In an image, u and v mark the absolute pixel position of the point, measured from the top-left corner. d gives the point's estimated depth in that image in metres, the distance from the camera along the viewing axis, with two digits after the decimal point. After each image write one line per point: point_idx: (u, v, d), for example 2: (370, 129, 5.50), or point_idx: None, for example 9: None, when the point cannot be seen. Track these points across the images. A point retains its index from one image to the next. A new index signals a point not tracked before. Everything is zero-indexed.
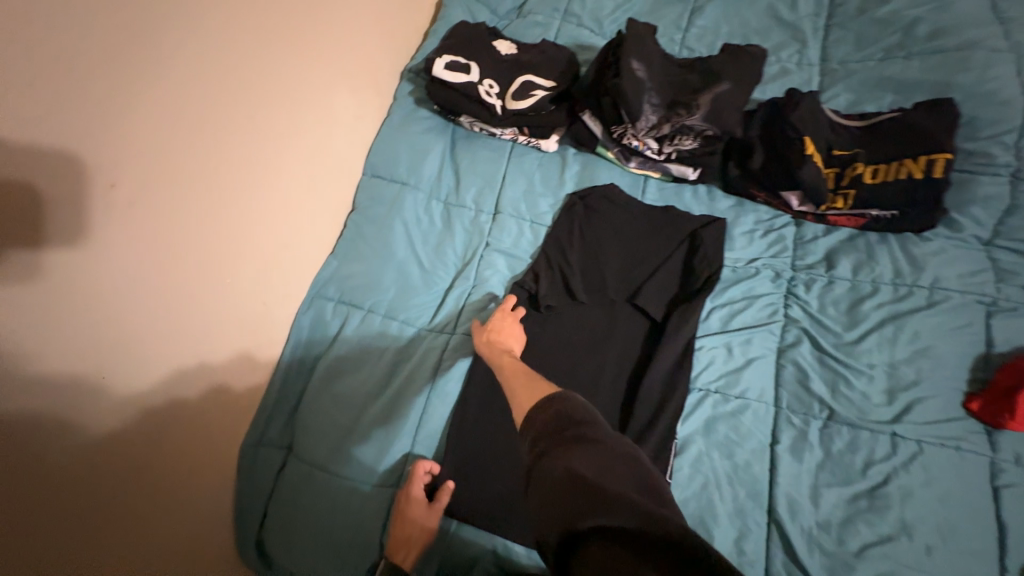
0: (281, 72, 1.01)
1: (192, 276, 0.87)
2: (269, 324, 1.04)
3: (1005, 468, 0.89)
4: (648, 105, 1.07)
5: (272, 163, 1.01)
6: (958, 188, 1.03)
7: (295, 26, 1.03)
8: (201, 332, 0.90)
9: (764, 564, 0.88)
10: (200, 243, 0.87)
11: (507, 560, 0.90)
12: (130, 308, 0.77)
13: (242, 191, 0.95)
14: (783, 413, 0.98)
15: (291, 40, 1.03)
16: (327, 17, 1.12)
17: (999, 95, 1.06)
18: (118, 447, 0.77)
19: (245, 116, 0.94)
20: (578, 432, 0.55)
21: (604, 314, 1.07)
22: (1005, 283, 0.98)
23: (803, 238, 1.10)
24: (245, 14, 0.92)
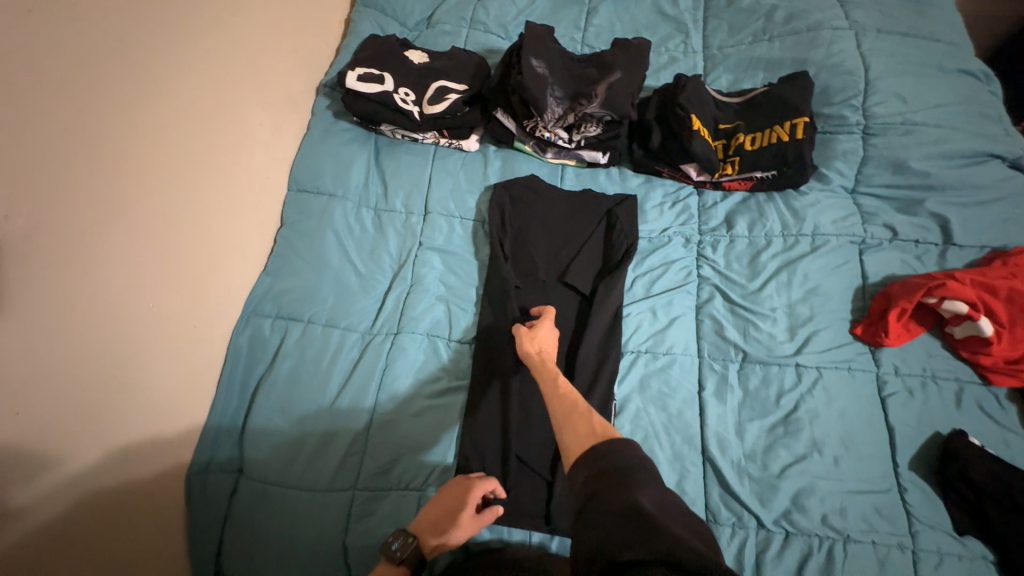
0: (190, 92, 1.00)
1: (113, 306, 0.84)
2: (203, 348, 1.02)
3: (888, 379, 1.03)
4: (552, 98, 1.16)
5: (191, 185, 1.00)
6: (822, 147, 1.19)
7: (201, 46, 1.02)
8: (128, 365, 0.87)
9: (704, 499, 0.96)
10: (114, 270, 0.84)
11: (470, 541, 0.93)
12: (46, 345, 0.74)
13: (161, 216, 0.93)
14: (706, 362, 1.08)
15: (197, 60, 1.02)
16: (235, 36, 1.11)
17: (843, 66, 1.24)
18: (42, 495, 0.73)
19: (155, 140, 0.92)
20: (633, 479, 0.57)
21: (537, 295, 1.13)
22: (869, 223, 1.14)
23: (705, 205, 1.22)
24: (145, 35, 0.91)
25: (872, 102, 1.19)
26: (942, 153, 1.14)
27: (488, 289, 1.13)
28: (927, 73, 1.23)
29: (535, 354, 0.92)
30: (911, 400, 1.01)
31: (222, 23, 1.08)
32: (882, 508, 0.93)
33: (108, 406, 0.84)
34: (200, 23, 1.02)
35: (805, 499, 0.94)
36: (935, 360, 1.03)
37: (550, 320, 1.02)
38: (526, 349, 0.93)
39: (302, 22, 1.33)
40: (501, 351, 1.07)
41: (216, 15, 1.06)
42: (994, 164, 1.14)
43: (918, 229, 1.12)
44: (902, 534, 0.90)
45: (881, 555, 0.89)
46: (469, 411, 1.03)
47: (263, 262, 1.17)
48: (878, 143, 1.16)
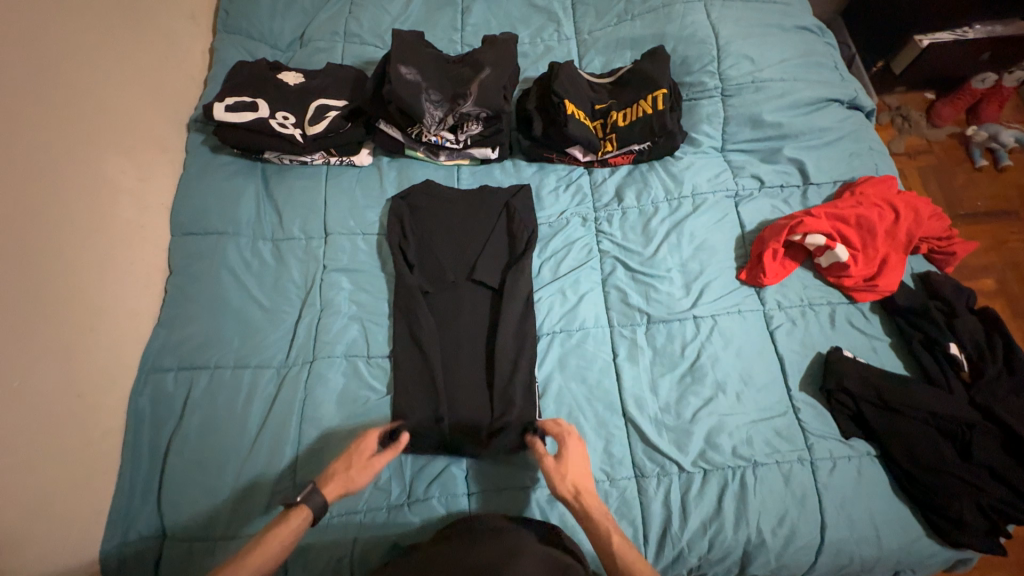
0: (30, 149, 0.91)
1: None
2: (98, 416, 0.96)
3: (774, 314, 1.13)
4: (429, 103, 1.18)
5: (52, 248, 0.92)
6: (689, 113, 1.28)
7: (41, 97, 0.94)
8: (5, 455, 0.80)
9: (629, 457, 1.03)
10: None
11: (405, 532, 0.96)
12: None
13: (21, 287, 0.86)
14: (616, 330, 1.14)
15: (39, 112, 0.94)
16: (84, 82, 1.04)
17: (696, 36, 1.33)
18: None
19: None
20: None
21: (449, 297, 1.15)
22: (739, 176, 1.24)
23: (596, 182, 1.28)
24: None
25: (726, 65, 1.29)
26: (790, 103, 1.26)
27: (399, 300, 1.15)
28: (771, 33, 1.35)
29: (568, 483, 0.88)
30: (794, 329, 1.12)
31: (57, 69, 0.99)
32: (782, 430, 1.02)
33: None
34: (27, 71, 0.93)
35: (717, 437, 1.02)
36: (810, 289, 1.15)
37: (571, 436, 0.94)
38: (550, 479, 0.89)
39: (157, 55, 1.24)
40: (421, 360, 1.09)
41: (47, 61, 0.97)
42: (834, 107, 1.28)
43: (781, 175, 1.24)
44: (801, 449, 1.01)
45: (785, 471, 0.99)
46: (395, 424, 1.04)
47: (155, 314, 1.11)
48: (736, 103, 1.27)
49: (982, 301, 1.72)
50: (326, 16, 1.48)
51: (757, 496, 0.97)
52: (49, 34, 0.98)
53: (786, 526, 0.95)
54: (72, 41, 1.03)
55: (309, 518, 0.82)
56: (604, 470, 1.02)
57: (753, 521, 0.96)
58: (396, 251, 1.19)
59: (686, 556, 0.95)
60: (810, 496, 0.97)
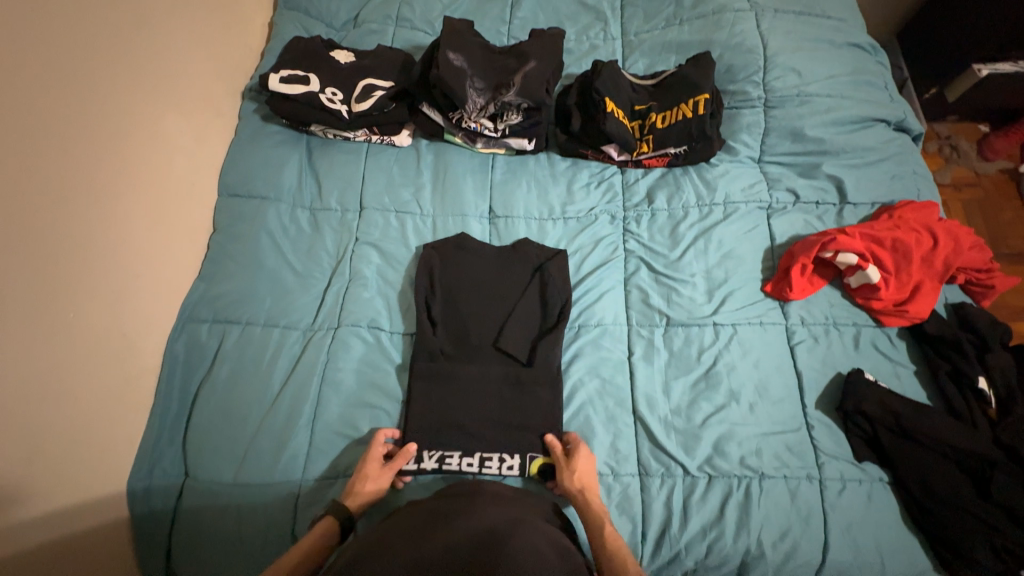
0: (106, 102, 0.99)
1: (30, 328, 0.82)
2: (138, 356, 1.03)
3: (796, 329, 1.12)
4: (472, 90, 1.21)
5: (111, 197, 0.99)
6: (729, 121, 1.28)
7: (119, 57, 1.02)
8: (49, 381, 0.85)
9: (635, 455, 1.04)
10: (40, 283, 0.84)
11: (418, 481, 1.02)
12: None
13: (76, 230, 0.92)
14: (634, 329, 1.15)
15: (116, 69, 1.01)
16: (157, 46, 1.12)
17: (744, 45, 1.32)
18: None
19: (65, 151, 0.90)
20: None
21: (471, 365, 1.10)
22: (774, 189, 1.23)
23: (628, 182, 1.29)
24: (62, 47, 0.91)
25: (772, 76, 1.28)
26: (834, 120, 1.24)
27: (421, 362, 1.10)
28: (821, 48, 1.33)
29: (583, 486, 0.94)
30: (816, 346, 1.10)
31: (136, 31, 1.07)
32: (792, 445, 1.02)
33: (26, 427, 0.81)
34: (109, 31, 1.00)
35: (725, 444, 1.02)
36: (836, 308, 1.13)
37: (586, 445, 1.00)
38: (568, 484, 0.94)
39: (219, 25, 1.31)
40: (440, 434, 1.04)
41: (128, 23, 1.05)
42: (879, 128, 1.25)
43: (818, 191, 1.22)
44: (810, 466, 1.00)
45: (792, 487, 0.98)
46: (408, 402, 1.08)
47: (197, 268, 1.18)
48: (778, 115, 1.26)
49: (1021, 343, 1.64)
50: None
51: (760, 508, 0.97)
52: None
53: (788, 541, 0.95)
54: (145, 5, 1.09)
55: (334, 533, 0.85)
56: (609, 464, 1.03)
57: (753, 531, 0.95)
58: (420, 307, 1.15)
59: (682, 557, 0.96)
60: (815, 514, 0.96)
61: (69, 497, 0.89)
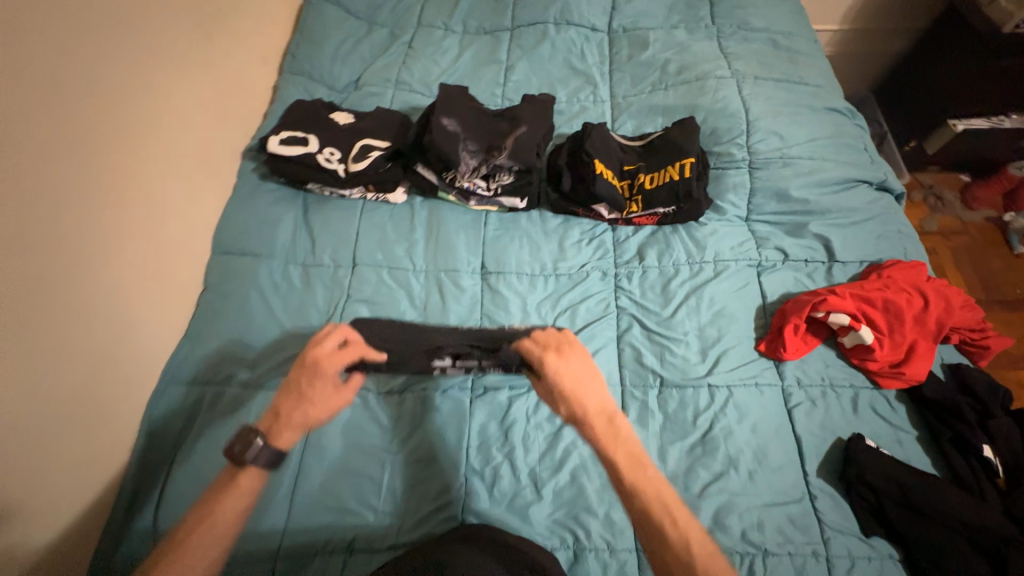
0: (117, 167, 1.04)
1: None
2: (117, 411, 1.01)
3: (792, 391, 1.10)
4: (466, 152, 1.25)
5: (110, 256, 1.01)
6: (716, 181, 1.31)
7: (132, 126, 1.08)
8: (30, 448, 0.84)
9: (631, 528, 0.99)
10: (37, 343, 0.86)
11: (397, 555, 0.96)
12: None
13: (75, 291, 0.93)
14: (627, 390, 1.13)
15: (128, 137, 1.07)
16: (168, 113, 1.18)
17: (727, 109, 1.38)
18: None
19: (77, 216, 0.94)
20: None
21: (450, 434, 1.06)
22: (763, 247, 1.25)
23: (619, 239, 1.31)
24: (79, 117, 0.96)
25: (755, 139, 1.33)
26: (818, 181, 1.27)
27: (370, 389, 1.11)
28: (802, 112, 1.39)
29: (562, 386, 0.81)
30: (814, 409, 1.08)
31: (150, 102, 1.13)
32: (796, 518, 0.97)
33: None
34: (126, 105, 1.07)
35: (725, 517, 0.97)
36: (832, 369, 1.12)
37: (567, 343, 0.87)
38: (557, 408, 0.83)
39: (227, 89, 1.38)
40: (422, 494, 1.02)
41: (145, 95, 1.12)
42: (862, 188, 1.28)
43: (806, 250, 1.24)
44: (816, 542, 0.95)
45: (798, 564, 0.93)
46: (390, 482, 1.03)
47: (183, 325, 1.17)
48: (762, 176, 1.29)
49: None
50: (381, 64, 1.60)
51: None
52: (150, 69, 1.14)
53: None
54: (161, 79, 1.17)
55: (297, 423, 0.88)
56: (604, 538, 0.98)
57: None
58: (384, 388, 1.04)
59: None
60: None
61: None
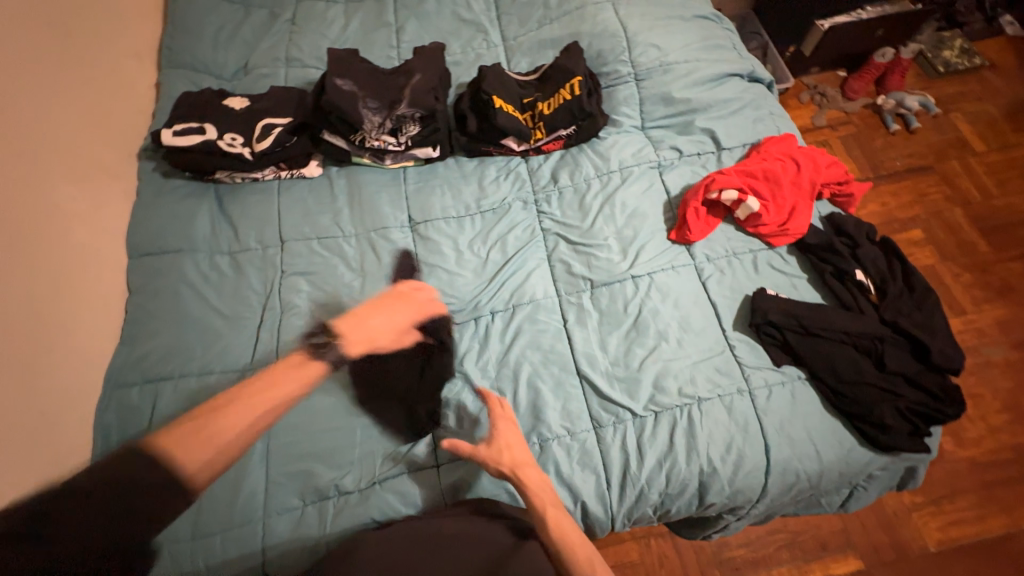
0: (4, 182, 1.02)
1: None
2: (64, 419, 1.01)
3: (704, 266, 1.24)
4: (368, 110, 1.29)
5: (20, 272, 1.01)
6: (609, 98, 1.42)
7: (11, 137, 1.06)
8: None
9: (587, 412, 1.09)
10: None
11: (386, 505, 1.00)
12: None
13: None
14: (564, 299, 1.23)
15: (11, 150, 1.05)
16: (47, 121, 1.15)
17: (608, 31, 1.48)
18: None
19: None
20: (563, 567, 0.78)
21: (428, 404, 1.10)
22: (660, 148, 1.37)
23: (533, 168, 1.39)
24: None
25: (636, 54, 1.44)
26: (697, 80, 1.41)
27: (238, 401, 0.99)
28: (674, 23, 1.50)
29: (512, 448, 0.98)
30: (723, 276, 1.22)
31: (22, 111, 1.10)
32: (721, 366, 1.12)
33: None
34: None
35: (663, 381, 1.10)
36: (733, 240, 1.26)
37: (506, 418, 1.02)
38: (498, 466, 0.94)
39: (105, 92, 1.33)
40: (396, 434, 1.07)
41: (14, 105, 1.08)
42: (735, 81, 1.43)
43: (696, 144, 1.37)
44: (739, 381, 1.10)
45: (727, 403, 1.07)
46: (365, 431, 1.08)
47: (115, 333, 1.17)
48: (648, 85, 1.41)
49: (912, 250, 1.82)
50: (267, 45, 1.56)
51: (704, 428, 1.05)
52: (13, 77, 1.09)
53: (734, 453, 1.03)
54: (29, 87, 1.13)
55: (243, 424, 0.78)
56: (565, 426, 1.08)
57: (703, 451, 1.03)
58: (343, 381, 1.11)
59: (647, 494, 1.03)
60: (751, 422, 1.06)
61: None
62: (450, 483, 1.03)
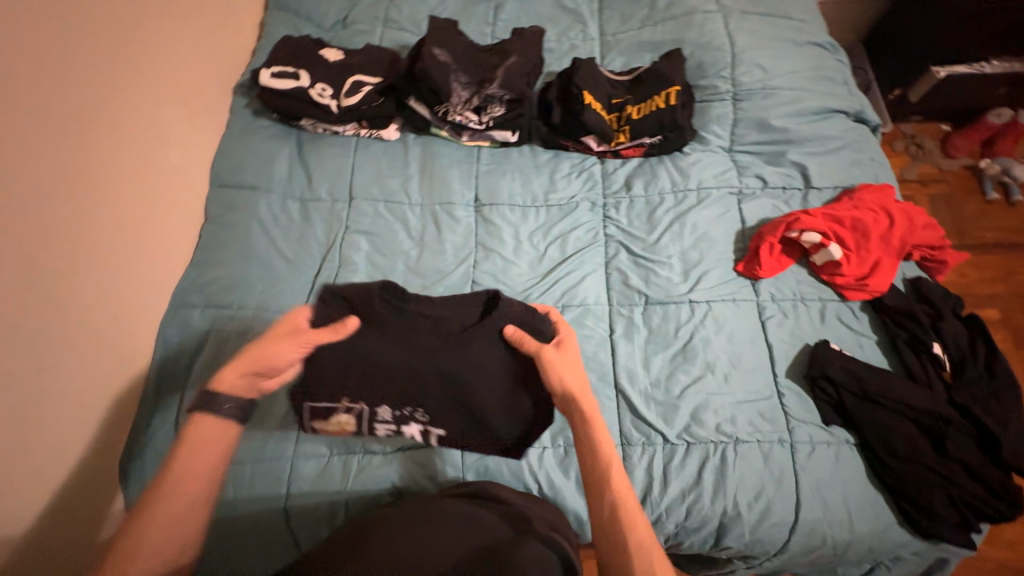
0: (119, 95, 1.08)
1: (11, 302, 0.84)
2: (132, 326, 1.09)
3: (766, 305, 1.18)
4: (458, 84, 1.31)
5: (120, 182, 1.07)
6: (701, 113, 1.36)
7: (132, 55, 1.12)
8: (70, 347, 0.94)
9: (618, 427, 1.08)
10: (63, 257, 0.94)
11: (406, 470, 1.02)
12: (28, 327, 0.87)
13: (95, 213, 1.01)
14: (615, 309, 1.21)
15: (130, 67, 1.11)
16: (162, 44, 1.20)
17: (714, 43, 1.41)
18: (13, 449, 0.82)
19: (90, 143, 1.00)
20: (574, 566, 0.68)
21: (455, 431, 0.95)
22: (744, 175, 1.31)
23: (607, 172, 1.36)
24: (84, 42, 1.00)
25: (740, 72, 1.37)
26: (798, 110, 1.33)
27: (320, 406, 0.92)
28: (786, 46, 1.41)
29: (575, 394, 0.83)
30: (785, 320, 1.17)
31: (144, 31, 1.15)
32: (765, 412, 1.07)
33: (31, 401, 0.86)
34: (124, 33, 1.10)
35: (702, 413, 1.07)
36: (803, 284, 1.20)
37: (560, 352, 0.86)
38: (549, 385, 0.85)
39: (215, 24, 1.39)
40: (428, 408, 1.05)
41: (139, 24, 1.14)
42: (839, 119, 1.35)
43: (784, 177, 1.30)
44: (782, 431, 1.05)
45: (765, 450, 1.04)
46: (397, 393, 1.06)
47: (185, 256, 1.23)
48: (746, 107, 1.34)
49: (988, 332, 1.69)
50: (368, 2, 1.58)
51: (735, 471, 1.02)
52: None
53: (762, 502, 1.00)
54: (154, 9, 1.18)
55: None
56: None
57: (730, 493, 1.00)
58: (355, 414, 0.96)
59: (663, 522, 1.01)
60: (786, 475, 1.02)
61: (45, 480, 0.90)
62: (470, 465, 1.03)
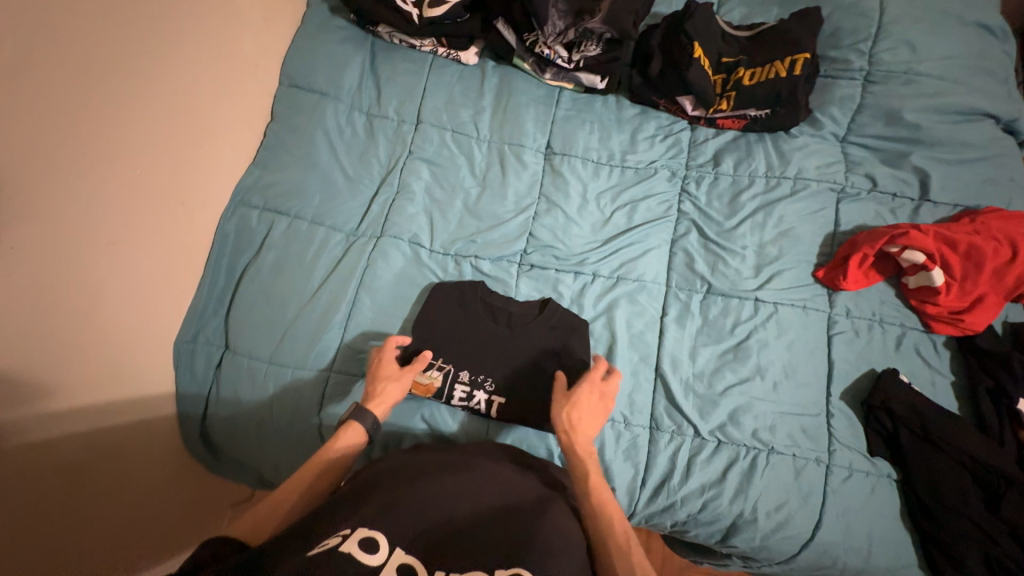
0: None
1: (84, 168, 0.84)
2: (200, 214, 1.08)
3: (838, 319, 1.09)
4: (555, 11, 1.15)
5: (192, 61, 1.04)
6: (821, 91, 1.20)
7: None
8: (144, 224, 0.96)
9: (650, 410, 1.05)
10: (133, 129, 0.92)
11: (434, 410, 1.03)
12: (100, 195, 0.87)
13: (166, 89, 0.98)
14: (672, 290, 1.13)
15: None
16: None
17: (859, 7, 1.20)
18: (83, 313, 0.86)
19: (161, 12, 0.96)
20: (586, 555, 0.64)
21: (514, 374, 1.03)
22: (852, 172, 1.16)
23: (696, 141, 1.23)
24: None
25: (881, 48, 1.17)
26: (940, 106, 1.14)
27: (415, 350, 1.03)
28: (946, 22, 1.18)
29: (564, 434, 0.85)
30: (855, 339, 1.08)
31: None
32: (808, 428, 1.02)
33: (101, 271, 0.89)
34: None
35: (741, 415, 1.03)
36: (886, 305, 1.10)
37: (599, 391, 0.91)
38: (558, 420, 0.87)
39: None
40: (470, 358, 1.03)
41: None
42: (985, 124, 1.15)
43: (898, 182, 1.14)
44: (821, 450, 1.01)
45: (798, 465, 1.00)
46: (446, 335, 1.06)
47: (251, 151, 1.20)
48: (877, 92, 1.16)
49: None
50: None
51: (763, 478, 0.99)
52: None
53: (782, 514, 0.98)
54: None
55: (360, 437, 0.82)
56: (622, 413, 1.04)
57: (751, 498, 0.99)
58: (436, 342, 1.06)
59: (676, 509, 1.01)
60: (815, 494, 0.98)
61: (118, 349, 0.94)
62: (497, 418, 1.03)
